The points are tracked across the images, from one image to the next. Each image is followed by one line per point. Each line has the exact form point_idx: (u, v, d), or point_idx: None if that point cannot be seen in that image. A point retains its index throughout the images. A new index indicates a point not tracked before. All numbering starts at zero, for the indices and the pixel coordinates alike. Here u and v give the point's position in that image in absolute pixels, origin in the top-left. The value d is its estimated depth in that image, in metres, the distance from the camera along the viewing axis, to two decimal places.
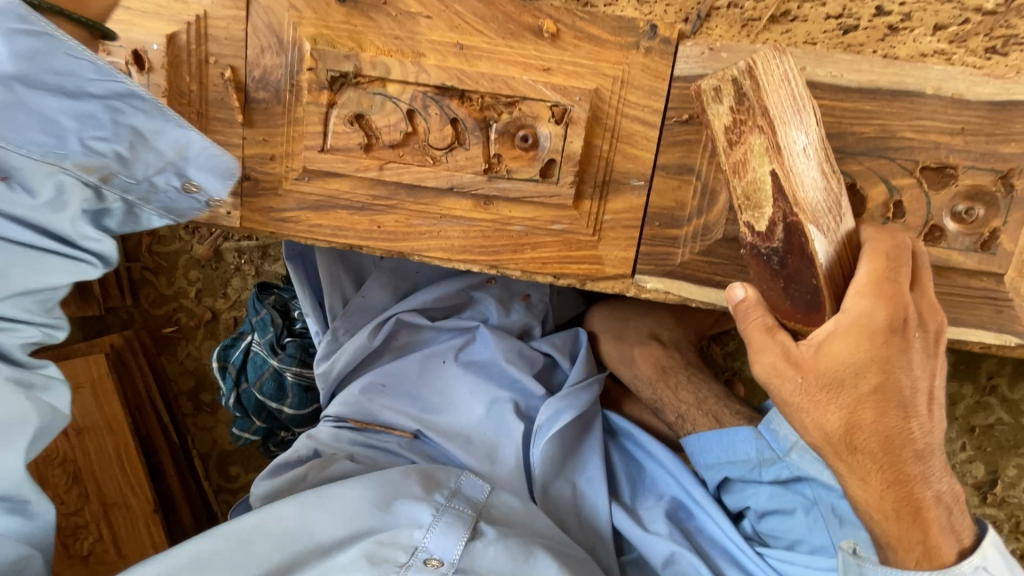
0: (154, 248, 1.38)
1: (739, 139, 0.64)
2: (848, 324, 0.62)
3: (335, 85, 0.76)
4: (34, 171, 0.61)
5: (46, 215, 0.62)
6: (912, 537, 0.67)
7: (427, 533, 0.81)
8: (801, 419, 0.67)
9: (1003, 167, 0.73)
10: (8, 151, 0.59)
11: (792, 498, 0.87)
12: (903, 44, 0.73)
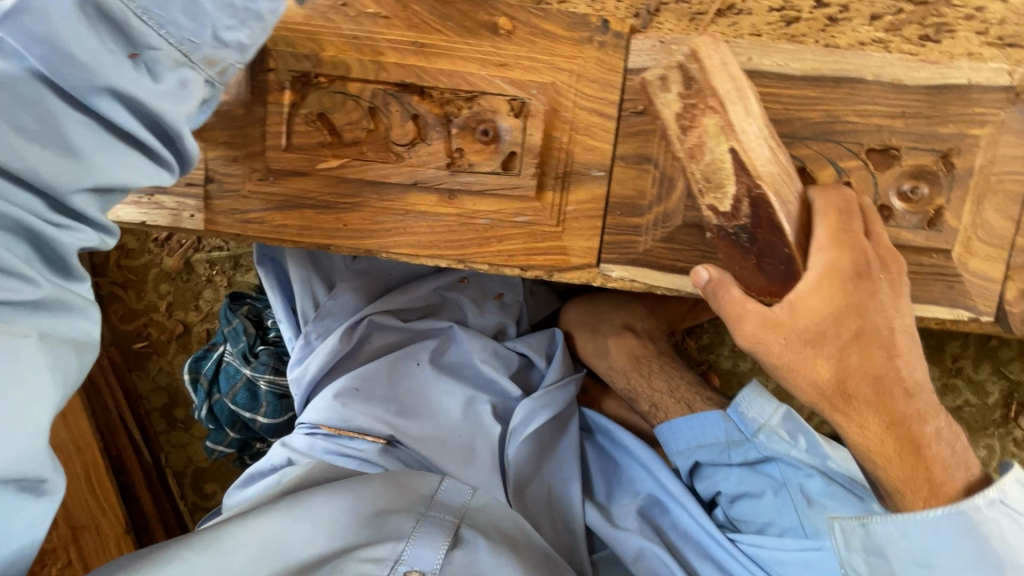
0: (122, 262, 1.35)
1: (692, 123, 0.71)
2: (816, 276, 0.66)
3: (296, 85, 0.77)
4: (165, 56, 0.55)
5: (166, 103, 0.55)
6: (918, 474, 0.68)
7: (407, 544, 0.78)
8: (798, 377, 0.69)
9: (941, 147, 0.77)
10: (148, 30, 0.53)
11: (759, 483, 0.89)
12: (843, 34, 0.76)
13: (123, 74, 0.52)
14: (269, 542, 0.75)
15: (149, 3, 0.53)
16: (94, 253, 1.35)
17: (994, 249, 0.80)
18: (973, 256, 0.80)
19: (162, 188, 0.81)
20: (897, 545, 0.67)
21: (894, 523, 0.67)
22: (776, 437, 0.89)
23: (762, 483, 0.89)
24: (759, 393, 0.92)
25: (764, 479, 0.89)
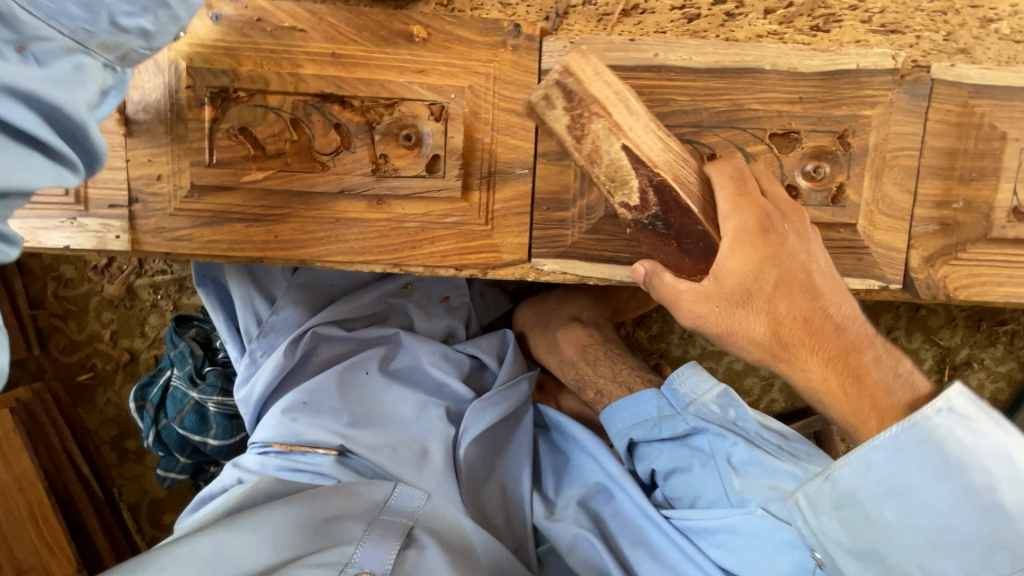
0: (60, 292, 1.31)
1: (583, 132, 0.69)
2: (731, 242, 0.69)
3: (216, 100, 0.78)
4: (57, 46, 0.53)
5: (64, 94, 0.52)
6: (864, 405, 0.69)
7: (356, 547, 0.78)
8: (733, 338, 0.73)
9: (838, 129, 0.82)
10: (31, 15, 0.50)
11: (691, 460, 0.91)
12: (741, 27, 0.82)
13: (14, 71, 0.48)
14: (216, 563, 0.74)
15: None
16: (29, 285, 1.30)
17: (896, 221, 0.86)
18: (877, 229, 0.85)
19: (85, 211, 0.80)
20: (864, 486, 0.61)
21: (856, 458, 0.61)
22: (706, 410, 0.93)
23: (693, 458, 0.91)
24: (695, 372, 0.97)
25: (698, 453, 0.91)
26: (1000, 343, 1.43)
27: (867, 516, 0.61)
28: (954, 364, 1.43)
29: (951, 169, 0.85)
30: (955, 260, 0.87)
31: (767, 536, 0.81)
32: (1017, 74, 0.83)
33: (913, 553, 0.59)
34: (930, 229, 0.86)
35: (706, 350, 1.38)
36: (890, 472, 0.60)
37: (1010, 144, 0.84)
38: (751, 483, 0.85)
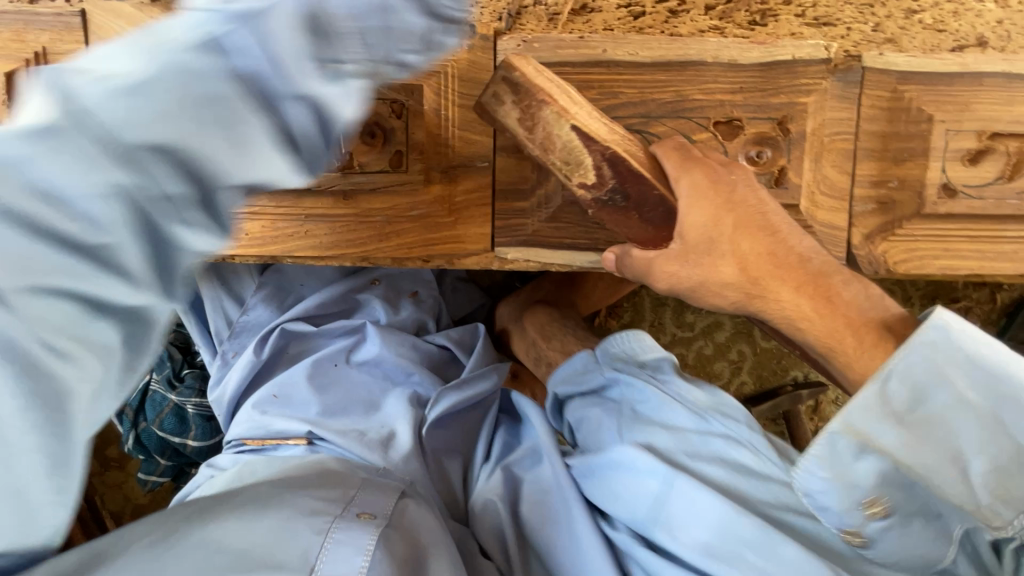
0: None
1: (534, 120, 0.73)
2: (683, 197, 0.74)
3: None
4: (352, 53, 0.41)
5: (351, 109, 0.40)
6: (837, 324, 0.70)
7: (355, 492, 0.76)
8: (705, 290, 0.76)
9: (777, 116, 0.88)
10: (342, 26, 0.41)
11: (600, 409, 0.99)
12: (684, 24, 0.87)
13: (317, 84, 0.38)
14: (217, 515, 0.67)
15: (365, 24, 0.42)
16: None
17: (836, 201, 0.91)
18: (819, 209, 0.91)
19: None
20: (904, 399, 0.61)
21: (885, 377, 0.61)
22: (626, 363, 0.99)
23: (602, 408, 0.99)
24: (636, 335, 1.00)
25: (614, 402, 0.99)
26: None
27: (926, 420, 0.61)
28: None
29: (884, 151, 0.91)
30: (893, 236, 0.93)
31: (637, 472, 0.88)
32: (942, 61, 0.89)
33: (1007, 422, 0.58)
34: (868, 208, 0.92)
35: (676, 335, 1.43)
36: (924, 374, 0.60)
37: (937, 126, 0.90)
38: (648, 428, 0.92)
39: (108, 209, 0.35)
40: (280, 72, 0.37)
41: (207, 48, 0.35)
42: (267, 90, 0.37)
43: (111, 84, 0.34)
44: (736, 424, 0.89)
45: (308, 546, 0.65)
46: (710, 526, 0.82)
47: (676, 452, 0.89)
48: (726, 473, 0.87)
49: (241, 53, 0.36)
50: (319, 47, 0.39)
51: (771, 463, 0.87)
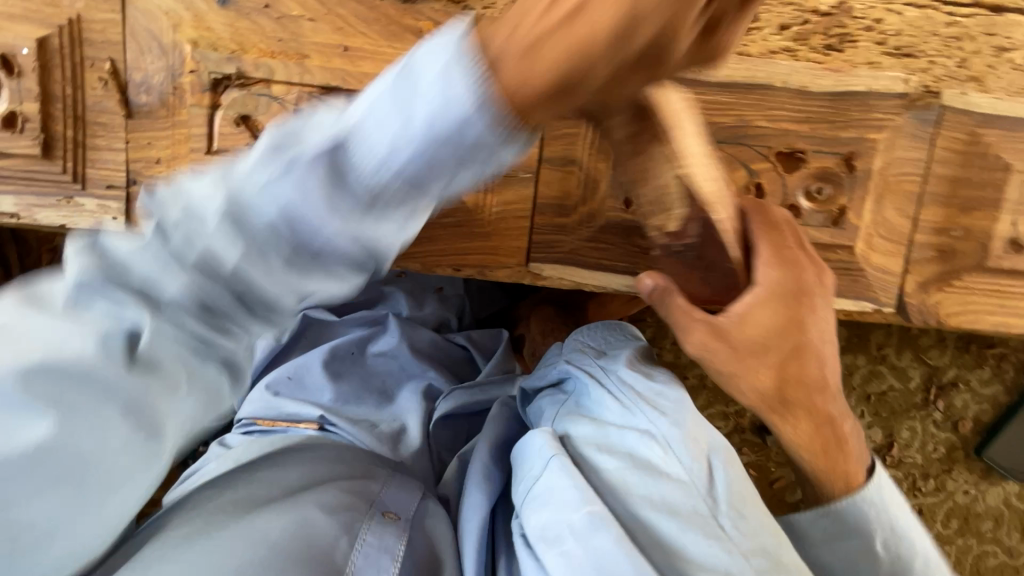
0: (56, 264, 1.30)
1: (638, 149, 0.63)
2: (762, 293, 0.69)
3: (218, 87, 0.77)
4: (395, 213, 0.46)
5: (384, 228, 0.47)
6: (836, 467, 0.78)
7: (384, 487, 0.81)
8: (737, 384, 0.73)
9: (844, 151, 0.82)
10: (387, 203, 0.46)
11: (547, 399, 0.88)
12: (754, 42, 0.81)
13: (353, 228, 0.46)
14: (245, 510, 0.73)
15: (419, 172, 0.45)
16: (24, 256, 1.30)
17: (894, 245, 0.86)
18: (875, 252, 0.86)
19: (82, 190, 0.80)
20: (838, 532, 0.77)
21: (834, 516, 0.77)
22: (588, 353, 0.88)
23: (551, 399, 0.88)
24: (610, 328, 0.93)
25: (563, 393, 0.87)
26: (987, 365, 1.46)
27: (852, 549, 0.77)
28: (940, 383, 1.46)
29: (952, 198, 0.85)
30: (949, 287, 0.88)
31: (534, 453, 0.76)
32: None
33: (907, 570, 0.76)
34: (926, 255, 0.87)
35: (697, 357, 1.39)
36: (856, 522, 0.76)
37: (1011, 175, 0.85)
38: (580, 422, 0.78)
39: (214, 284, 0.48)
40: (309, 207, 0.45)
41: (265, 176, 0.46)
42: (352, 227, 0.46)
43: (225, 181, 0.48)
44: (663, 419, 0.72)
45: (340, 546, 0.70)
46: (565, 517, 0.68)
47: (587, 446, 0.75)
48: (624, 465, 0.72)
49: (283, 195, 0.45)
50: (342, 196, 0.45)
51: (675, 462, 0.70)
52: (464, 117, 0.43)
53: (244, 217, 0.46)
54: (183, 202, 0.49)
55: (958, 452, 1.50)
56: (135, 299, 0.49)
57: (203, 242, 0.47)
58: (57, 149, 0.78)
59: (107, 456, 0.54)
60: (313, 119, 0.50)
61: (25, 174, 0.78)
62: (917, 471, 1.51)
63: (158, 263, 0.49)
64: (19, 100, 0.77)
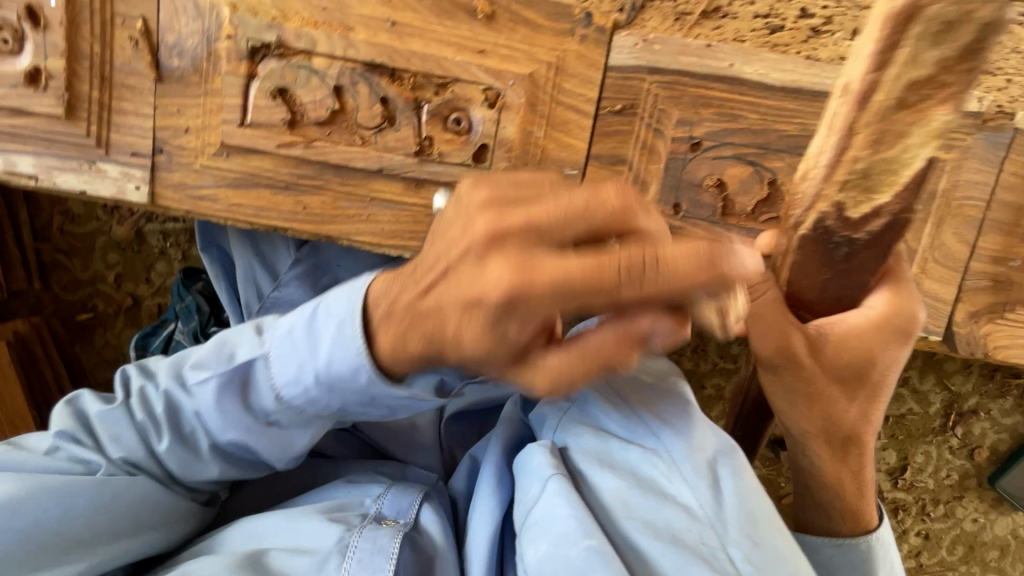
0: (67, 228, 1.26)
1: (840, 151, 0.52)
2: (867, 320, 0.64)
3: (256, 56, 0.72)
4: (300, 421, 0.66)
5: (285, 436, 0.67)
6: (850, 508, 0.73)
7: (379, 499, 0.74)
8: (793, 401, 0.69)
9: None
10: (266, 386, 0.63)
11: (547, 408, 0.74)
12: (825, 47, 0.76)
13: (244, 431, 0.65)
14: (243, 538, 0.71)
15: (293, 393, 0.62)
16: (35, 217, 1.26)
17: (948, 271, 0.82)
18: (928, 277, 0.82)
19: (105, 156, 0.75)
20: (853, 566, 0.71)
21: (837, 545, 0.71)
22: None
23: (555, 410, 0.72)
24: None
25: (565, 402, 0.73)
26: (1012, 395, 1.39)
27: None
28: (960, 412, 1.40)
29: (1015, 226, 0.81)
30: (1001, 318, 0.84)
31: (530, 472, 0.65)
32: None
33: None
34: (980, 284, 0.83)
35: (717, 367, 1.35)
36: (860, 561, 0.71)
37: None
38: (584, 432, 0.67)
39: (210, 437, 0.67)
40: (224, 420, 0.65)
41: (196, 368, 0.65)
42: (293, 425, 0.66)
43: (180, 361, 0.70)
44: (665, 429, 0.62)
45: (330, 561, 0.65)
46: (560, 547, 0.56)
47: (585, 459, 0.64)
48: (624, 483, 0.60)
49: (202, 395, 0.65)
50: (235, 403, 0.64)
51: (680, 481, 0.59)
52: (364, 378, 0.58)
53: (231, 396, 0.64)
54: (191, 368, 0.66)
55: (970, 480, 1.44)
56: (170, 463, 0.68)
57: (205, 419, 0.66)
58: (82, 110, 0.74)
59: (137, 524, 0.67)
60: (297, 316, 0.62)
61: (46, 135, 0.74)
62: (928, 496, 1.45)
63: (175, 433, 0.67)
64: (44, 55, 0.72)
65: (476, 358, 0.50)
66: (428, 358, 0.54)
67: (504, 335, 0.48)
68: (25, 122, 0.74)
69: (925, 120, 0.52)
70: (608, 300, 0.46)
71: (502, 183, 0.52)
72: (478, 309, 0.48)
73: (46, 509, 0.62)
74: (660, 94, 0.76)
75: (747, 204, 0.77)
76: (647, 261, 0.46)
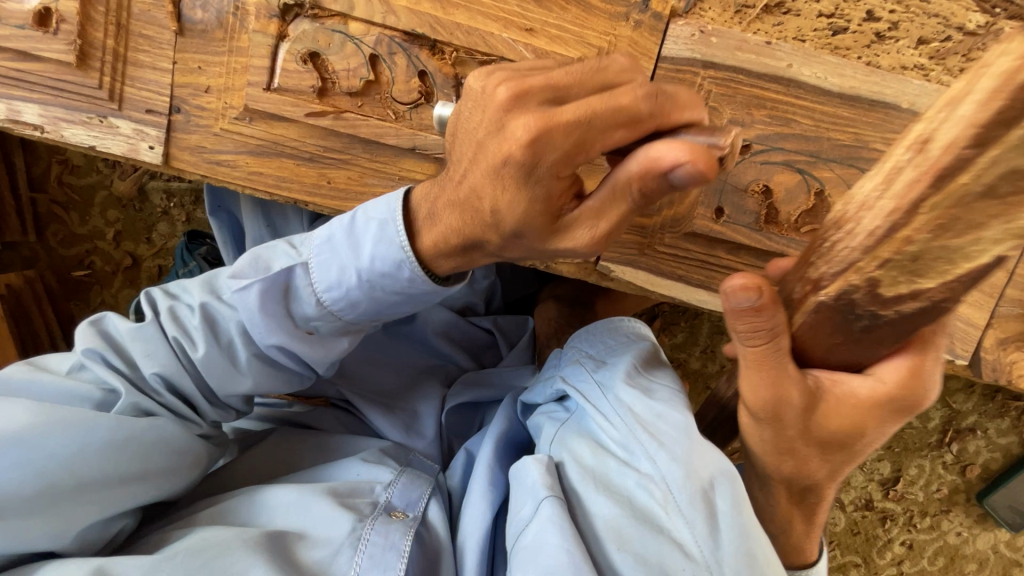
0: (65, 178, 1.20)
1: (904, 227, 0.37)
2: (873, 394, 0.47)
3: (288, 15, 0.67)
4: (336, 326, 0.69)
5: (322, 347, 0.70)
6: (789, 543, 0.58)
7: (389, 487, 0.70)
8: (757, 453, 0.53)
9: None
10: (307, 287, 0.66)
11: (547, 419, 0.68)
12: (887, 54, 0.72)
13: (272, 335, 0.66)
14: (252, 512, 0.67)
15: (329, 288, 0.66)
16: (32, 164, 1.20)
17: (984, 296, 0.81)
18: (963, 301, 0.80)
19: (118, 111, 0.70)
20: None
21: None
22: (587, 366, 0.67)
23: (552, 420, 0.67)
24: (609, 327, 0.71)
25: (564, 411, 0.66)
26: (1010, 416, 1.21)
27: None
28: (958, 428, 1.22)
29: None
30: None
31: (523, 489, 0.58)
32: None
33: None
34: (1014, 311, 0.81)
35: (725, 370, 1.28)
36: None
37: None
38: (576, 443, 0.60)
39: (251, 346, 0.68)
40: (258, 327, 0.66)
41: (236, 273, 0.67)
42: (332, 333, 0.70)
43: (209, 280, 0.70)
44: (664, 454, 0.53)
45: (341, 554, 0.61)
46: None
47: (581, 479, 0.56)
48: (620, 512, 0.52)
49: (236, 301, 0.67)
50: (274, 307, 0.66)
51: (677, 515, 0.50)
52: (404, 267, 0.63)
53: (273, 301, 0.66)
54: (230, 279, 0.68)
55: (960, 495, 1.25)
56: (205, 374, 0.67)
57: (248, 327, 0.67)
58: (95, 59, 0.69)
59: (149, 467, 0.64)
60: (335, 224, 0.66)
61: (55, 83, 0.69)
62: (915, 508, 1.27)
63: (213, 345, 0.67)
64: None
65: (518, 219, 0.54)
66: (467, 228, 0.58)
67: (545, 188, 0.52)
68: (32, 67, 0.69)
69: (1013, 218, 0.34)
70: (626, 126, 0.50)
71: (511, 69, 0.56)
72: (518, 166, 0.51)
73: (62, 444, 0.58)
74: (713, 90, 0.72)
75: (791, 214, 0.74)
76: (656, 95, 0.51)
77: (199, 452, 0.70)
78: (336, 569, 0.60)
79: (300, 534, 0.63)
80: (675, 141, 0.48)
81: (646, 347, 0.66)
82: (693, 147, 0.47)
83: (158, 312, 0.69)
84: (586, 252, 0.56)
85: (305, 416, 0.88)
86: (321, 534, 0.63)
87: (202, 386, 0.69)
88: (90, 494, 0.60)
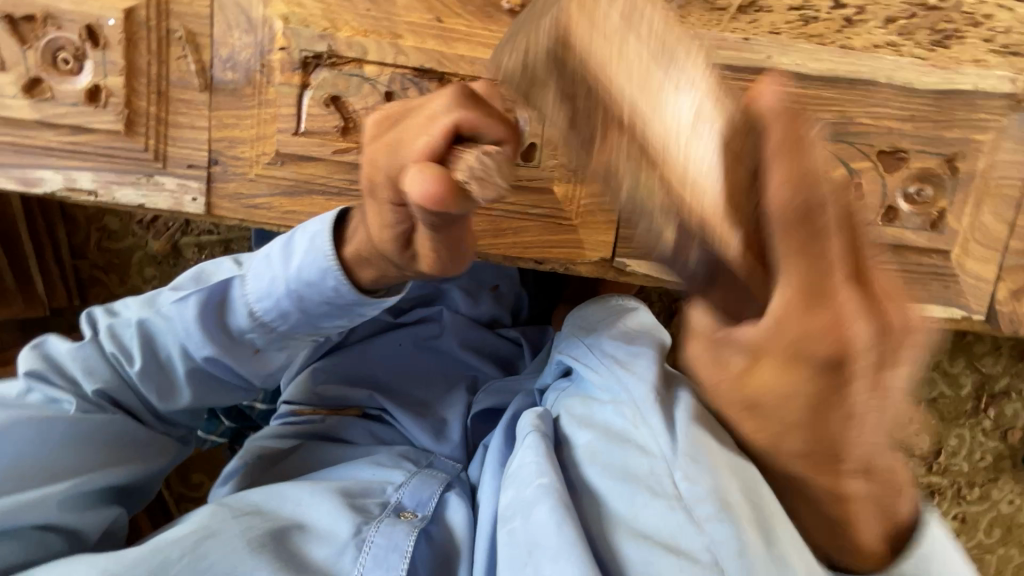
0: (104, 244, 1.28)
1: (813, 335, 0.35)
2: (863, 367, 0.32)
3: (308, 66, 0.75)
4: (273, 340, 0.73)
5: (251, 364, 0.74)
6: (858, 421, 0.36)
7: (399, 489, 0.73)
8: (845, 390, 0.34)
9: (948, 151, 0.78)
10: (243, 297, 0.70)
11: (551, 392, 0.70)
12: (858, 36, 0.77)
13: (200, 345, 0.70)
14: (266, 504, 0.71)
15: (262, 304, 0.70)
16: (72, 234, 1.28)
17: (988, 250, 0.80)
18: (969, 256, 0.80)
19: (162, 169, 0.77)
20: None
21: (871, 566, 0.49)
22: (578, 336, 0.70)
23: (556, 391, 0.69)
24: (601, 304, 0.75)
25: (566, 380, 0.69)
26: None
27: None
28: (993, 392, 1.15)
29: None
30: None
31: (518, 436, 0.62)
32: None
33: None
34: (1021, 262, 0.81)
35: None
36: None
37: None
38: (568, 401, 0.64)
39: (187, 360, 0.72)
40: (191, 339, 0.70)
41: (173, 288, 0.73)
42: (269, 345, 0.73)
43: (146, 296, 0.74)
44: (634, 380, 0.57)
45: (345, 555, 0.64)
46: (520, 496, 0.54)
47: (570, 423, 0.60)
48: (596, 437, 0.56)
49: (169, 315, 0.71)
50: (210, 319, 0.70)
51: (644, 426, 0.53)
52: (332, 278, 0.67)
53: (211, 312, 0.70)
54: (167, 293, 0.72)
55: (1006, 461, 1.18)
56: (143, 388, 0.73)
57: (184, 340, 0.71)
58: (140, 125, 0.76)
59: (113, 453, 0.72)
60: (273, 244, 0.72)
61: (105, 151, 0.77)
62: (962, 480, 1.19)
63: (150, 360, 0.72)
64: (102, 73, 0.75)
65: (382, 238, 0.60)
66: (375, 249, 0.64)
67: (394, 212, 0.58)
68: (82, 138, 0.76)
69: None
70: (422, 137, 0.52)
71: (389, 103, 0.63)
72: (371, 193, 0.59)
73: (20, 442, 0.66)
74: None
75: None
76: (457, 106, 0.53)
77: (164, 444, 0.78)
78: (340, 568, 0.63)
79: (302, 528, 0.67)
80: (420, 164, 0.50)
81: (640, 314, 0.70)
82: (430, 173, 0.49)
83: (98, 330, 0.73)
84: (445, 272, 0.60)
85: (337, 427, 0.91)
86: (325, 531, 0.67)
87: (146, 402, 0.75)
88: (62, 479, 0.68)
